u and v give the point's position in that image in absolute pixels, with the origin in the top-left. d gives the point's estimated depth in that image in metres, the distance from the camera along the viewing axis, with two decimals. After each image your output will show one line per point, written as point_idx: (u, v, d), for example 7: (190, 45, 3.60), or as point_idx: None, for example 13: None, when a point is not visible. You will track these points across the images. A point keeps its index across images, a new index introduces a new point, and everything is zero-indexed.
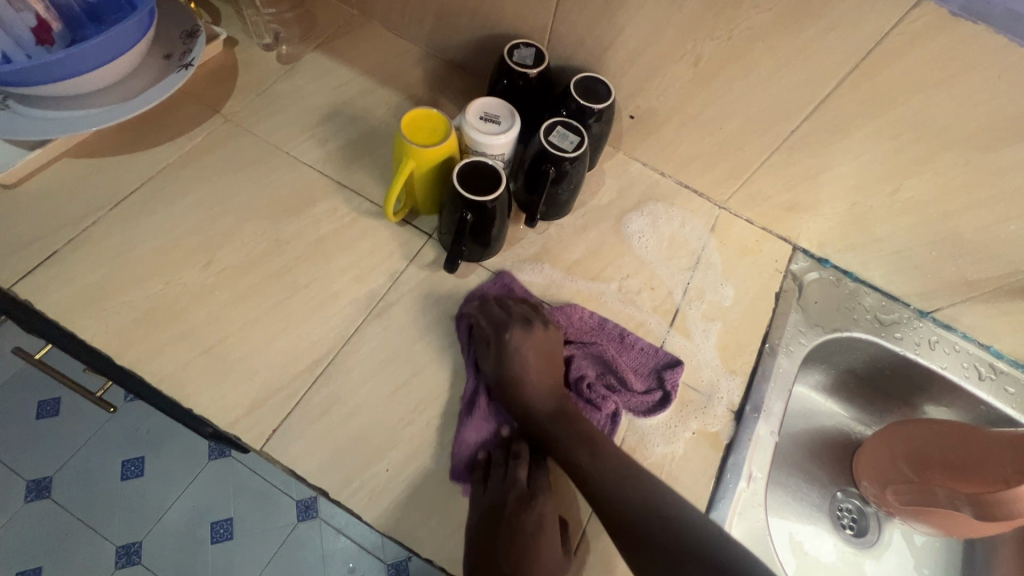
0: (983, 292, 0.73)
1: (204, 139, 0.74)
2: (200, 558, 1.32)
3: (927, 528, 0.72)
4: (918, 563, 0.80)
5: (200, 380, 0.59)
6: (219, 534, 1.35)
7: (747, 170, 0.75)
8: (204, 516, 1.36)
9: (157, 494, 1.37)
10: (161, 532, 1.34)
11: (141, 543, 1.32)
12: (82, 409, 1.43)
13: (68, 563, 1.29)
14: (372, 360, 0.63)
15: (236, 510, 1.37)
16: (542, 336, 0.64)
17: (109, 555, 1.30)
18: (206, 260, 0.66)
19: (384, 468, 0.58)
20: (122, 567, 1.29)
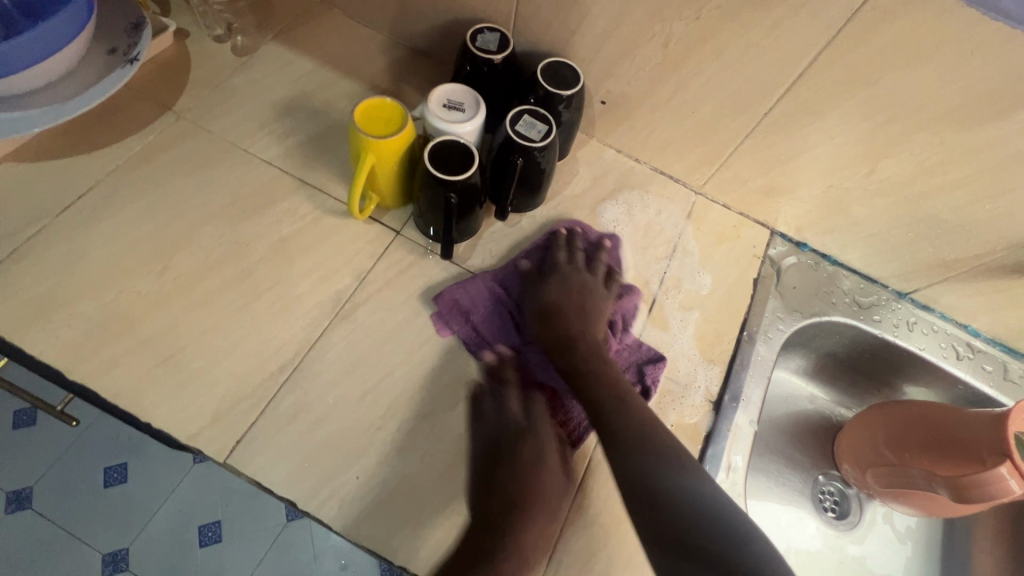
0: (960, 272, 0.72)
1: (157, 138, 0.70)
2: (191, 558, 1.17)
3: (907, 508, 0.72)
4: (897, 542, 0.81)
5: (158, 393, 0.57)
6: (208, 536, 1.19)
7: (722, 154, 0.73)
8: (191, 519, 1.20)
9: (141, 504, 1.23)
10: (147, 533, 1.19)
11: (128, 548, 1.18)
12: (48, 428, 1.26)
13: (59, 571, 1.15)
14: (340, 365, 0.61)
15: (224, 511, 1.22)
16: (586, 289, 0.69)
17: (94, 563, 1.15)
18: (161, 267, 0.63)
19: (355, 476, 0.57)
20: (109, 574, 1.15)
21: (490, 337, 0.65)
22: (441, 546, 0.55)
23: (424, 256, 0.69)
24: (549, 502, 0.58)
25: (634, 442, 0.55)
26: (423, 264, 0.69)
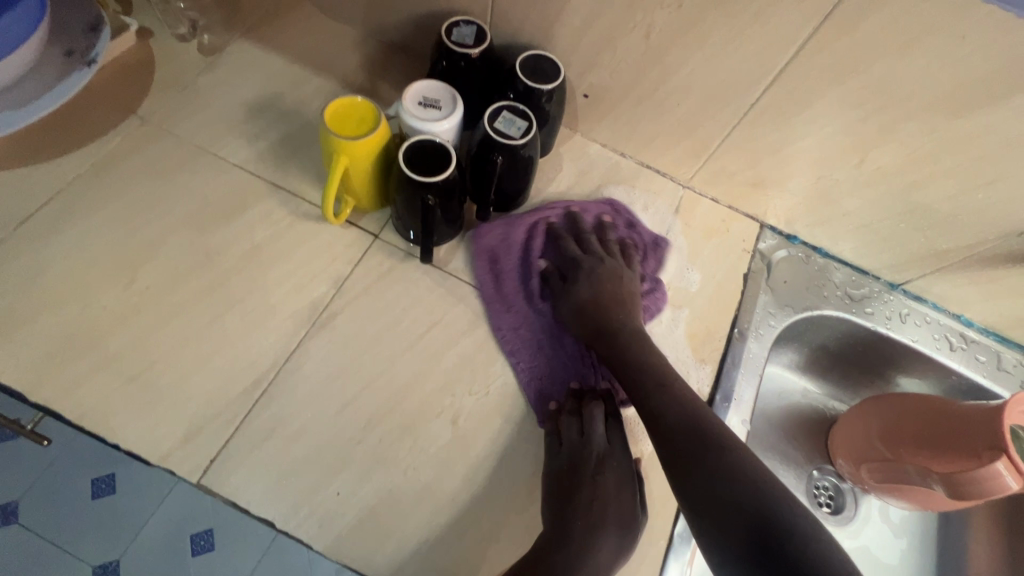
0: (953, 262, 0.70)
1: (121, 144, 0.67)
2: None
3: (901, 503, 0.71)
4: (893, 535, 0.80)
5: (127, 412, 0.54)
6: None
7: (709, 147, 0.71)
8: None
9: None
10: None
11: None
12: None
13: None
14: (319, 376, 0.59)
15: None
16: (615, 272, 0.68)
17: None
18: (127, 279, 0.60)
19: (335, 492, 0.55)
20: None
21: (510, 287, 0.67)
22: (424, 562, 0.54)
23: (403, 260, 0.67)
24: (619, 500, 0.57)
25: (687, 450, 0.51)
26: (403, 268, 0.67)
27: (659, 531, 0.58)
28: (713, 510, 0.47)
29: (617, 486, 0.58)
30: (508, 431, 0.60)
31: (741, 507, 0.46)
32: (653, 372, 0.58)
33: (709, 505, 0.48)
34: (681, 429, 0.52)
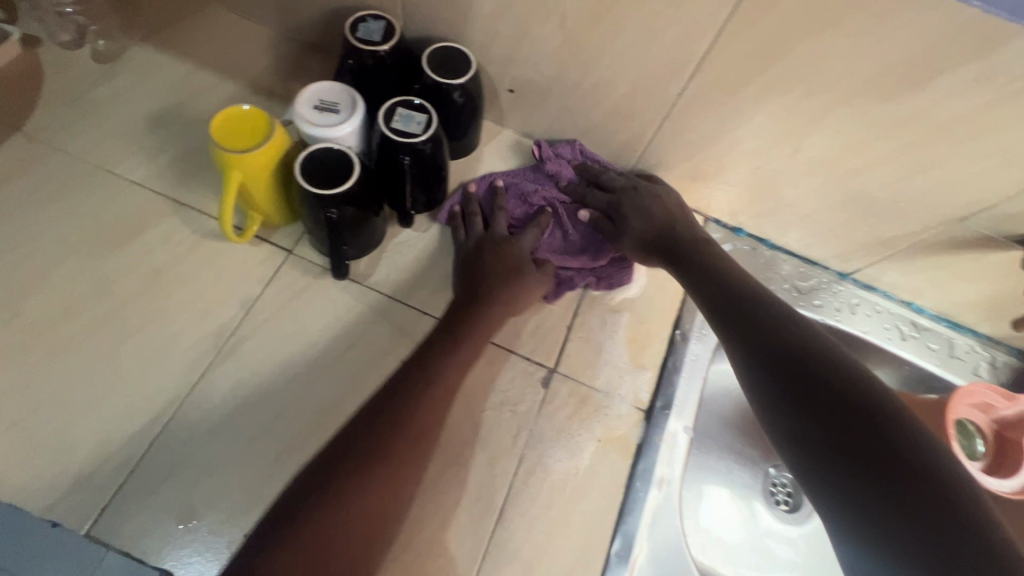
0: (898, 250, 0.67)
1: (4, 165, 0.62)
2: None
3: None
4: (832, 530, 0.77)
5: (8, 460, 0.50)
6: None
7: (643, 140, 0.67)
8: None
9: None
10: None
11: None
12: None
13: None
14: (224, 409, 0.55)
15: None
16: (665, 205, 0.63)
17: None
18: (9, 313, 0.55)
19: (241, 534, 0.51)
20: None
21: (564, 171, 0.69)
22: None
23: (320, 276, 0.63)
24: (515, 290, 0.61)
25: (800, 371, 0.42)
26: (320, 285, 0.62)
27: (595, 551, 0.55)
28: (829, 448, 0.37)
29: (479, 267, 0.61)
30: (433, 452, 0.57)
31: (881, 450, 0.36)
32: (759, 304, 0.48)
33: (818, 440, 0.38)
34: (796, 355, 0.43)
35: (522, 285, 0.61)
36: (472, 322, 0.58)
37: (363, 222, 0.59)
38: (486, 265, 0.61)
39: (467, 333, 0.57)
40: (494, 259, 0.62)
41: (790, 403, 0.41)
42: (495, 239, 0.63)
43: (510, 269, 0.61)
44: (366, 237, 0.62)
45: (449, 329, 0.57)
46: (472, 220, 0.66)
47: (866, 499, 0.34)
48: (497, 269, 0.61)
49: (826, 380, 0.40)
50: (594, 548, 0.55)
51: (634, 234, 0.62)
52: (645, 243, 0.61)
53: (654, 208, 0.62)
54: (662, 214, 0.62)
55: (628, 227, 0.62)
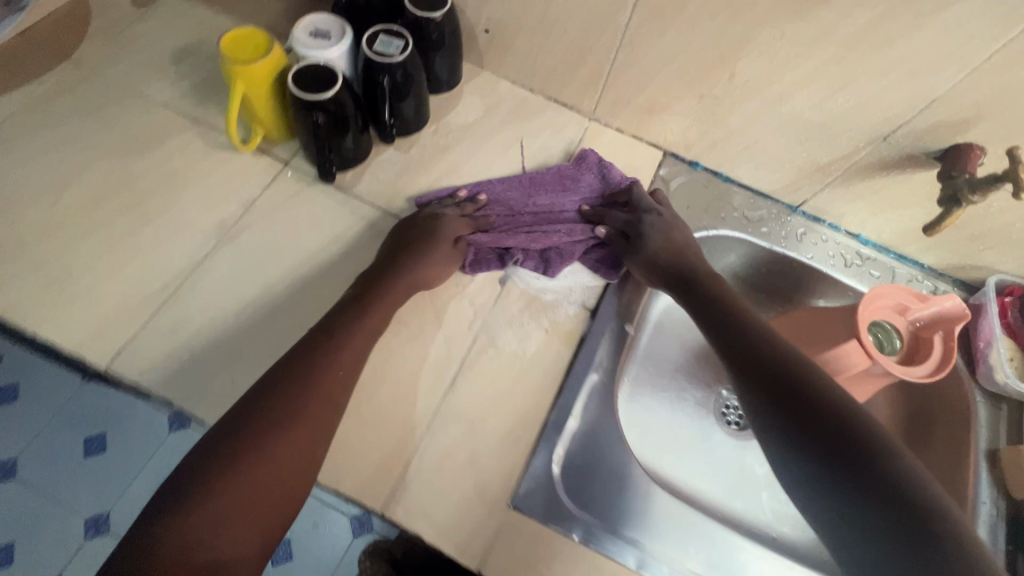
0: (837, 176, 0.72)
1: (56, 84, 0.74)
2: None
3: None
4: None
5: (46, 309, 0.61)
6: None
7: (602, 75, 0.75)
8: None
9: (114, 475, 1.19)
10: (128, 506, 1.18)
11: (111, 513, 1.17)
12: (41, 393, 1.23)
13: (38, 543, 1.14)
14: (222, 283, 0.65)
15: None
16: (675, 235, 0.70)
17: (76, 529, 1.15)
18: (52, 198, 0.67)
19: (229, 378, 0.60)
20: (91, 539, 1.15)
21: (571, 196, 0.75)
22: None
23: (311, 184, 0.72)
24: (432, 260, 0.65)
25: (808, 412, 0.49)
26: (311, 191, 0.72)
27: (534, 419, 0.63)
28: (832, 475, 0.46)
29: (400, 238, 0.67)
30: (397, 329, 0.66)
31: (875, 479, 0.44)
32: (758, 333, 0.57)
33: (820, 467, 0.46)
34: (787, 374, 0.52)
35: (430, 254, 0.65)
36: (384, 287, 0.62)
37: (347, 134, 0.68)
38: (412, 239, 0.66)
39: (379, 293, 0.61)
40: (415, 232, 0.67)
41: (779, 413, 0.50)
42: (430, 215, 0.69)
43: (425, 237, 0.66)
44: (350, 149, 0.71)
45: (362, 289, 0.62)
46: (445, 207, 0.71)
47: (864, 522, 0.43)
48: (417, 237, 0.66)
49: (830, 422, 0.48)
50: (533, 416, 0.63)
51: (647, 253, 0.68)
52: (658, 266, 0.67)
53: (672, 239, 0.69)
54: (669, 243, 0.68)
55: (645, 246, 0.68)
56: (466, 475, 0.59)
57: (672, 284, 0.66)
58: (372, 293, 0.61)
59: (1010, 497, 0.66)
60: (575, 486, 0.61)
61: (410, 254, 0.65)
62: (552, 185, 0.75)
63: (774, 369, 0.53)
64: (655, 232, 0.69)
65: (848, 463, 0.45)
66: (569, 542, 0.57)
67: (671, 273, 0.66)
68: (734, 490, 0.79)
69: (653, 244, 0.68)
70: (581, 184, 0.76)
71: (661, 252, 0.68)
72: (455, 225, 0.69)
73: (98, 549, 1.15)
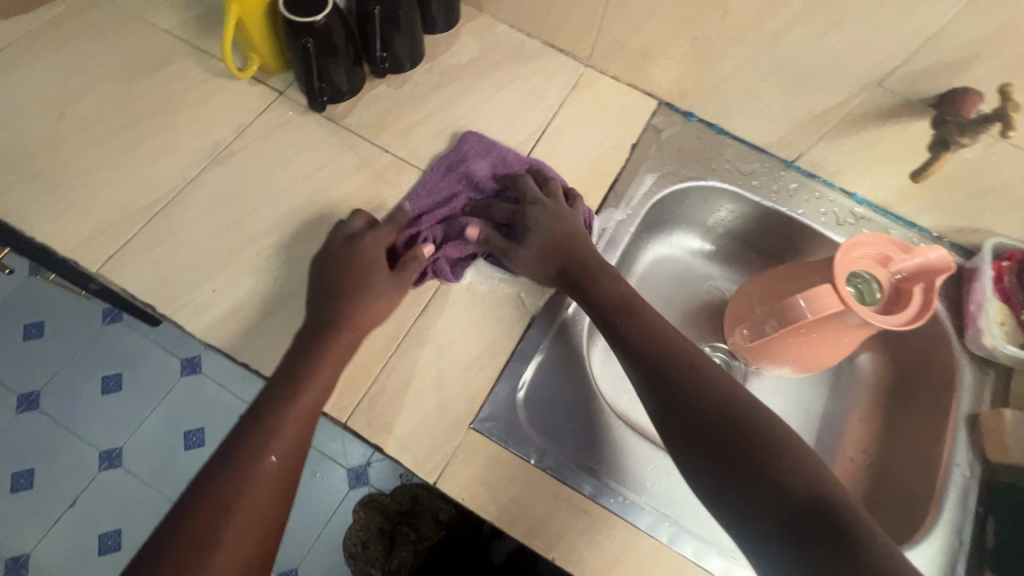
0: (831, 127, 0.70)
1: (67, 9, 0.77)
2: (177, 465, 1.23)
3: (785, 368, 0.73)
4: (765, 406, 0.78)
5: (45, 215, 0.65)
6: (193, 442, 1.25)
7: (596, 16, 0.74)
8: (179, 425, 1.25)
9: (128, 411, 1.26)
10: (139, 441, 1.24)
11: (122, 448, 1.23)
12: (67, 329, 1.31)
13: (56, 469, 1.22)
14: (210, 201, 0.67)
15: (207, 419, 1.26)
16: (562, 216, 0.65)
17: (91, 459, 1.22)
18: (57, 114, 0.70)
19: (210, 289, 0.63)
20: (104, 470, 1.22)
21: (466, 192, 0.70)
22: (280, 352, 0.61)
23: (303, 114, 0.74)
24: (382, 301, 0.60)
25: (704, 430, 0.49)
26: (302, 120, 0.74)
27: (501, 347, 0.63)
28: (735, 490, 0.47)
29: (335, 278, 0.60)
30: None
31: (772, 489, 0.45)
32: (652, 334, 0.56)
33: (720, 485, 0.47)
34: (681, 379, 0.52)
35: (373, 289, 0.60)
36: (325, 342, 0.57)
37: (337, 62, 0.69)
38: (357, 282, 0.60)
39: (325, 345, 0.57)
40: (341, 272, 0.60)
41: (678, 421, 0.51)
42: (351, 250, 0.62)
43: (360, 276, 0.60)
44: (342, 80, 0.72)
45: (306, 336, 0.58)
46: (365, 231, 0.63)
47: (765, 537, 0.45)
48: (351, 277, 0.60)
49: (725, 436, 0.48)
50: (500, 345, 0.63)
51: (533, 246, 0.63)
52: (546, 261, 0.63)
53: (561, 226, 0.64)
54: (563, 228, 0.64)
55: (531, 237, 0.63)
56: (430, 394, 0.60)
57: (564, 280, 0.62)
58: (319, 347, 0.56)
59: (987, 461, 0.64)
60: (537, 414, 0.62)
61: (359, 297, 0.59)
62: (445, 179, 0.70)
63: (663, 388, 0.52)
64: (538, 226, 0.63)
65: (726, 465, 0.47)
66: (525, 464, 0.58)
67: (561, 271, 0.62)
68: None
69: (539, 238, 0.63)
70: (474, 173, 0.70)
71: (545, 247, 0.63)
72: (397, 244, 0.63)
73: (110, 480, 1.22)
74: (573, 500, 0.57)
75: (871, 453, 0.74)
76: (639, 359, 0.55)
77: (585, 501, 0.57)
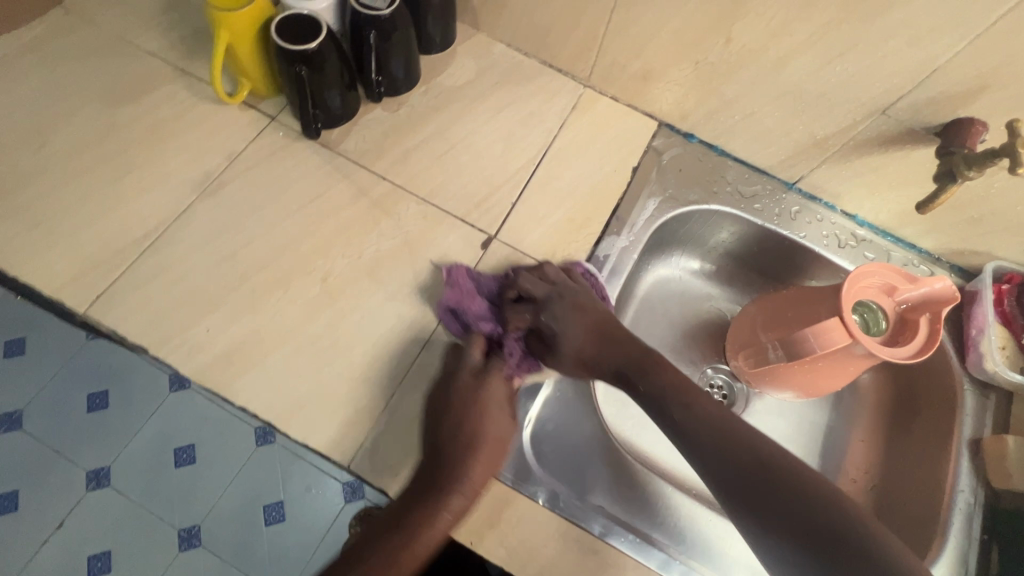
0: (834, 152, 0.70)
1: (45, 30, 0.73)
2: None
3: (789, 394, 0.72)
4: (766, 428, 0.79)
5: (30, 252, 0.63)
6: None
7: (596, 38, 0.72)
8: None
9: None
10: None
11: None
12: None
13: None
14: (201, 235, 0.65)
15: None
16: (582, 302, 0.62)
17: None
18: (38, 144, 0.67)
19: (205, 328, 0.62)
20: None
21: (487, 323, 0.62)
22: (278, 393, 0.60)
23: (296, 140, 0.72)
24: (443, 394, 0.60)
25: (778, 513, 0.50)
26: (295, 147, 0.71)
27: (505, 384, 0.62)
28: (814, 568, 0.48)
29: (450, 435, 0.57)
30: (373, 286, 0.65)
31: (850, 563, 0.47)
32: (713, 424, 0.55)
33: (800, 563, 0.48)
34: (755, 479, 0.52)
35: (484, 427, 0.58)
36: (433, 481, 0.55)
37: (331, 88, 0.67)
38: (466, 428, 0.56)
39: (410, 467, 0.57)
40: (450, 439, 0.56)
41: (759, 526, 0.51)
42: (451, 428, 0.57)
43: (468, 438, 0.56)
44: (336, 106, 0.70)
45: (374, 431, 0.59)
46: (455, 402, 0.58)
47: None
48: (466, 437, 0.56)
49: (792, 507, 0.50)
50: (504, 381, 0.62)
51: (575, 348, 0.61)
52: (596, 360, 0.61)
53: (593, 313, 0.62)
54: (595, 312, 0.63)
55: (573, 336, 0.61)
56: None
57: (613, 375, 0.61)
58: (439, 493, 0.54)
59: (990, 487, 0.64)
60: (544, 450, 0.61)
61: (470, 435, 0.56)
62: (457, 320, 0.63)
63: (739, 480, 0.52)
64: (566, 328, 0.61)
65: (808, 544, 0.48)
66: (533, 505, 0.57)
67: (609, 366, 0.61)
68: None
69: (579, 338, 0.61)
70: (479, 304, 0.62)
71: (586, 341, 0.61)
72: (494, 377, 0.60)
73: None
74: (582, 540, 0.56)
75: (873, 474, 0.75)
76: (707, 452, 0.54)
77: (594, 541, 0.56)
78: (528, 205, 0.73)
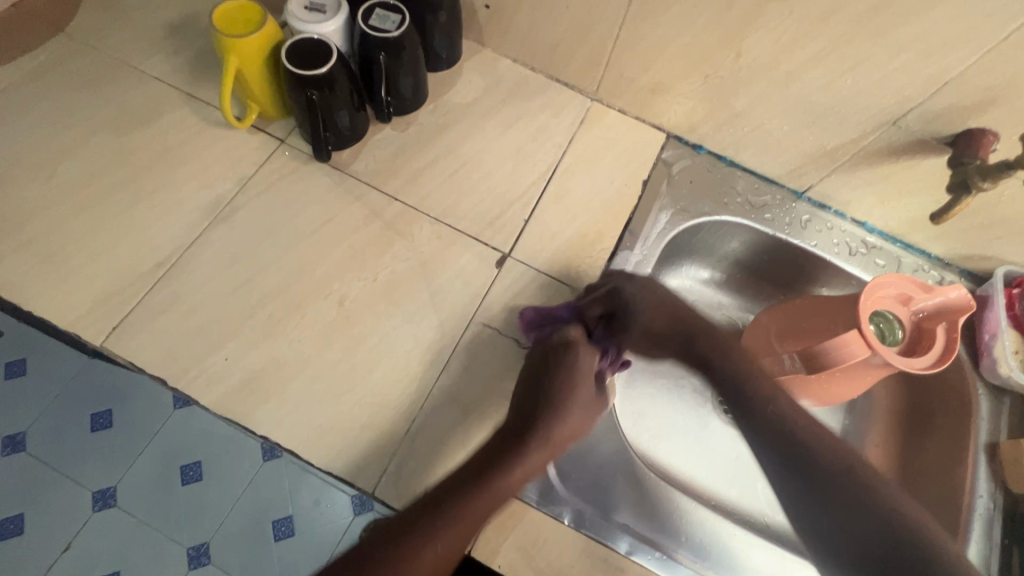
0: (844, 161, 0.70)
1: (49, 58, 0.73)
2: None
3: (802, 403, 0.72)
4: None
5: (43, 285, 0.62)
6: None
7: (604, 54, 0.72)
8: None
9: None
10: None
11: None
12: None
13: None
14: (215, 262, 0.65)
15: None
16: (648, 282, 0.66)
17: None
18: (47, 175, 0.67)
19: (223, 357, 0.61)
20: None
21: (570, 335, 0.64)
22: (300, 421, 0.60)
23: (306, 162, 0.72)
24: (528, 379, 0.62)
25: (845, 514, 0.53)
26: (306, 169, 0.71)
27: None
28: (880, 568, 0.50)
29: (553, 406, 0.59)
30: (390, 309, 0.65)
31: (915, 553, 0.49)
32: (792, 423, 0.58)
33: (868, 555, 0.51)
34: (829, 473, 0.55)
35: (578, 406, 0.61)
36: (523, 442, 0.56)
37: (341, 111, 0.66)
38: (563, 395, 0.59)
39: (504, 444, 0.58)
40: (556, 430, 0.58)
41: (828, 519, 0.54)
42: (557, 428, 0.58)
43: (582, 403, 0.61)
44: (346, 128, 0.70)
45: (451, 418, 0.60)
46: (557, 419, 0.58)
47: None
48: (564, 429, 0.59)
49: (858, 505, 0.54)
50: None
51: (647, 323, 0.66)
52: (660, 336, 0.67)
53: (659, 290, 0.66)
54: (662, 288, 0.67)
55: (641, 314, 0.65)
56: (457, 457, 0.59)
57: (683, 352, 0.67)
58: (519, 447, 0.56)
59: (1009, 491, 0.65)
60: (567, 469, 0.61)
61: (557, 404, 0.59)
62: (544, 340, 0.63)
63: (803, 468, 0.56)
64: (639, 299, 0.65)
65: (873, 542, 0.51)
66: (558, 525, 0.57)
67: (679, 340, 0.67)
68: (732, 477, 0.76)
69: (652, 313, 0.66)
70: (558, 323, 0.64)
71: (659, 312, 0.66)
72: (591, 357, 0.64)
73: None
74: (609, 560, 0.56)
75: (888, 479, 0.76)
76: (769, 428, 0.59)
77: (621, 559, 0.57)
78: (541, 221, 0.73)
